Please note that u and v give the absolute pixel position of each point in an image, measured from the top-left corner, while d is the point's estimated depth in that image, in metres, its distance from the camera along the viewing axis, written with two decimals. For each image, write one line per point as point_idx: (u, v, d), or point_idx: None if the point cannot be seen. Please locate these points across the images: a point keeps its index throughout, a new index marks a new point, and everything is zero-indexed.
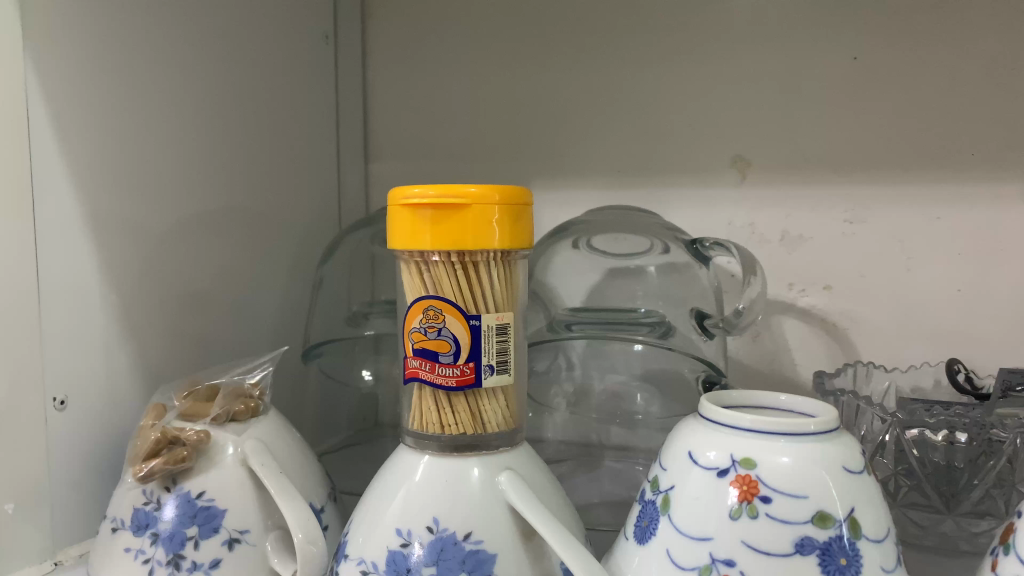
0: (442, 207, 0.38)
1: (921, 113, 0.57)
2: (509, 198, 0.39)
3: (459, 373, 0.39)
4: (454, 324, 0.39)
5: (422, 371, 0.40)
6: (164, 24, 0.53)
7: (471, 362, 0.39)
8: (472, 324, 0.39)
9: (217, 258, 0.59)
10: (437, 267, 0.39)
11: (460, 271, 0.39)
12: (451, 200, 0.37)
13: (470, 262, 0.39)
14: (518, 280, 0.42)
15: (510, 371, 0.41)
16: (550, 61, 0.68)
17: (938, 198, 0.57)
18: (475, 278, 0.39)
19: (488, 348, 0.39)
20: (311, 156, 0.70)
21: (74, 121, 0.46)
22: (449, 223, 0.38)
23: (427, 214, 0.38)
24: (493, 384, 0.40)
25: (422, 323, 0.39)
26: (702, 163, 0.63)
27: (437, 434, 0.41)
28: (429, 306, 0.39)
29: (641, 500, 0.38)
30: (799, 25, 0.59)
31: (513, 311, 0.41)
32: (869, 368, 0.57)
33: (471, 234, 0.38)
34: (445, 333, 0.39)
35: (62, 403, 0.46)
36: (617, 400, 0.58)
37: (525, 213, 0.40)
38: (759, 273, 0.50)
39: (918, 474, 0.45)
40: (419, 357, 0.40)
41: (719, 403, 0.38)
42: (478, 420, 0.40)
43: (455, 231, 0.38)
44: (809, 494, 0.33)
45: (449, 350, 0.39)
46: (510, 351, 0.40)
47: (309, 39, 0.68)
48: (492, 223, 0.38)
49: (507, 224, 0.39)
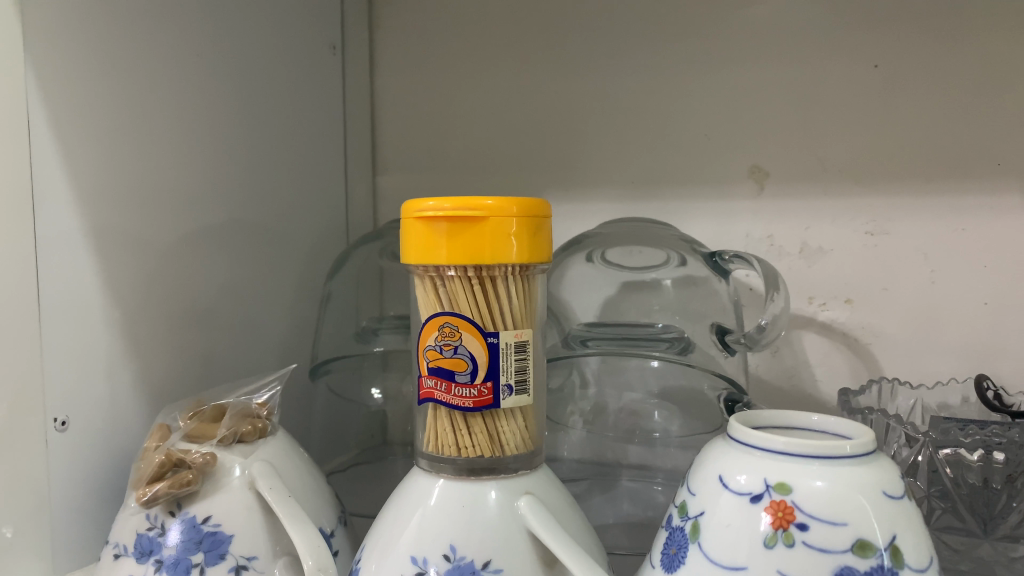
0: (458, 220, 0.36)
1: (945, 123, 0.55)
2: (527, 210, 0.37)
3: (477, 393, 0.37)
4: (471, 341, 0.37)
5: (437, 392, 0.38)
6: (168, 33, 0.51)
7: (489, 382, 0.37)
8: (489, 341, 0.37)
9: (222, 273, 0.57)
10: (452, 282, 0.37)
11: (476, 287, 0.37)
12: (467, 212, 0.36)
13: (487, 277, 0.38)
14: (536, 296, 0.41)
15: (529, 391, 0.39)
16: (561, 70, 0.66)
17: (962, 209, 0.55)
18: (492, 293, 0.38)
19: (507, 366, 0.38)
20: (318, 169, 0.68)
21: (77, 130, 0.45)
22: (466, 236, 0.36)
23: (443, 227, 0.37)
24: (512, 405, 0.38)
25: (437, 340, 0.38)
26: (719, 173, 0.62)
27: (453, 456, 0.39)
28: (445, 323, 0.37)
29: (668, 526, 0.36)
30: (817, 34, 0.58)
31: (532, 328, 0.40)
32: (894, 385, 0.55)
33: (489, 249, 0.36)
34: (462, 351, 0.37)
35: (63, 425, 0.44)
36: (635, 417, 0.56)
37: (544, 226, 0.38)
38: (782, 289, 0.49)
39: (953, 496, 0.44)
40: (434, 376, 0.38)
41: (747, 423, 0.37)
42: (496, 441, 0.39)
43: (473, 244, 0.36)
44: (848, 521, 0.31)
45: (466, 368, 0.37)
46: (529, 370, 0.39)
47: (316, 49, 0.67)
48: (510, 236, 0.37)
49: (526, 237, 0.37)
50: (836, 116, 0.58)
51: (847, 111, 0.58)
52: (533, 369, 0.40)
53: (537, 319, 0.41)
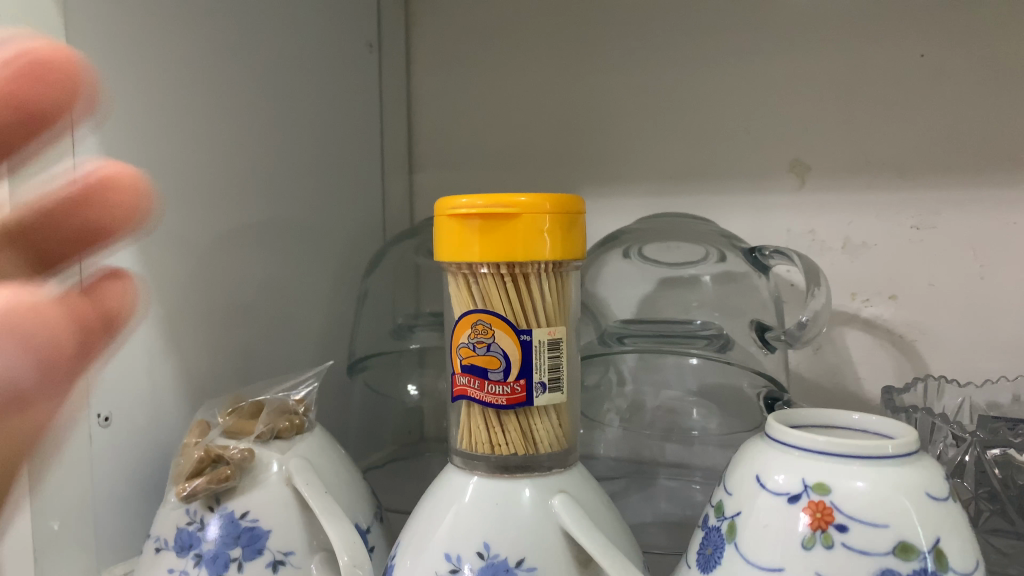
0: (491, 217, 0.36)
1: (996, 112, 0.54)
2: (561, 206, 0.37)
3: (510, 391, 0.37)
4: (504, 339, 0.37)
5: (471, 389, 0.38)
6: (208, 34, 0.52)
7: (522, 380, 0.37)
8: (522, 339, 0.37)
9: (261, 271, 0.58)
10: (486, 279, 0.37)
11: (509, 284, 0.37)
12: (500, 210, 0.36)
13: (520, 274, 0.37)
14: (570, 292, 0.40)
15: (563, 389, 0.39)
16: (597, 64, 0.66)
17: (1014, 201, 0.54)
18: (525, 290, 0.37)
19: (540, 365, 0.38)
20: (355, 166, 0.69)
21: (118, 132, 0.45)
22: (499, 234, 0.36)
23: (475, 225, 0.36)
24: (545, 403, 0.38)
25: (471, 338, 0.38)
26: (758, 167, 0.61)
27: (487, 454, 0.39)
28: (478, 320, 0.37)
29: (704, 526, 0.36)
30: (860, 24, 0.57)
31: (565, 326, 0.40)
32: (941, 383, 0.53)
33: (522, 246, 0.36)
34: (495, 349, 0.37)
35: (106, 420, 0.45)
36: (673, 416, 0.55)
37: (577, 223, 0.38)
38: (824, 284, 0.48)
39: (1001, 498, 0.43)
40: (467, 373, 0.38)
41: (786, 422, 0.36)
42: (529, 439, 0.39)
43: (506, 242, 0.36)
44: (889, 523, 0.30)
45: (499, 366, 0.37)
46: (562, 368, 0.39)
47: (353, 49, 0.67)
48: (543, 233, 0.36)
49: (559, 234, 0.37)
50: (880, 107, 0.57)
51: (892, 102, 0.56)
52: (567, 366, 0.40)
53: (571, 316, 0.41)
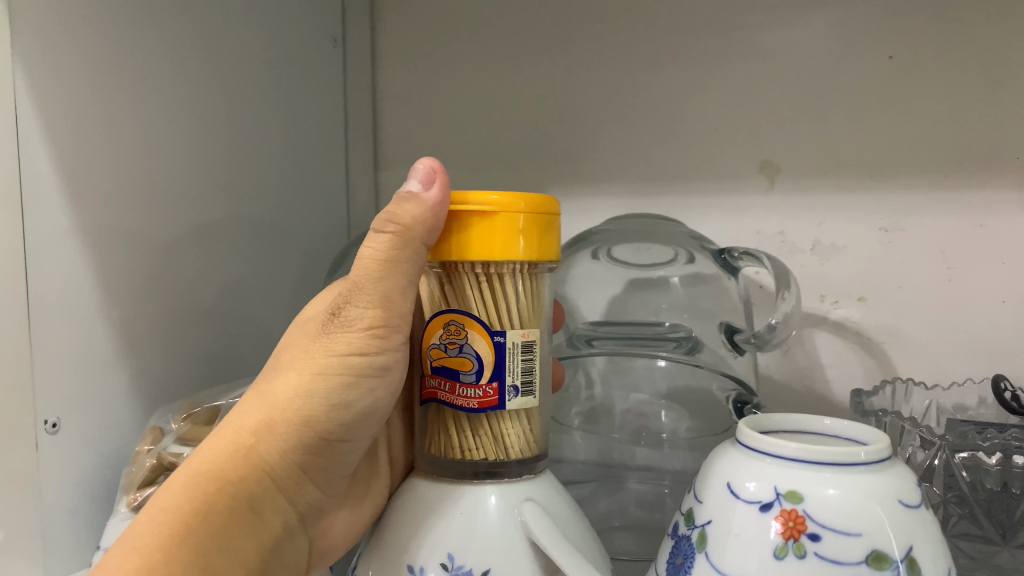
0: (468, 216, 0.36)
1: (962, 114, 0.54)
2: (537, 207, 0.36)
3: (481, 394, 0.36)
4: (478, 340, 0.36)
5: (441, 392, 0.37)
6: (165, 24, 0.50)
7: (494, 383, 0.36)
8: (496, 340, 0.36)
9: (219, 271, 0.57)
10: (460, 278, 0.37)
11: (484, 284, 0.37)
12: (477, 207, 0.35)
13: (495, 274, 0.37)
14: (542, 295, 0.40)
15: (535, 394, 0.38)
16: (567, 61, 0.65)
17: (980, 204, 0.54)
18: (500, 289, 0.37)
19: (513, 367, 0.37)
20: (316, 165, 0.67)
21: (70, 126, 0.44)
22: (477, 232, 0.36)
23: (453, 219, 0.36)
24: (518, 406, 0.38)
25: (443, 338, 0.37)
26: (729, 168, 0.60)
27: (457, 460, 0.38)
28: (451, 321, 0.36)
29: (674, 534, 0.35)
30: (829, 24, 0.57)
31: (537, 329, 0.39)
32: (909, 385, 0.54)
33: (497, 244, 0.36)
34: (468, 350, 0.36)
35: (55, 425, 0.44)
36: (643, 419, 0.54)
37: (552, 224, 0.38)
38: (794, 288, 0.47)
39: (970, 502, 0.42)
40: (438, 376, 0.37)
41: (758, 428, 0.35)
42: (500, 444, 0.38)
43: (481, 239, 0.36)
44: (863, 532, 0.30)
45: (472, 368, 0.36)
46: (535, 371, 0.38)
47: (315, 42, 0.66)
48: (520, 232, 0.36)
49: (536, 234, 0.37)
50: (850, 107, 0.57)
51: (862, 103, 0.56)
52: (539, 367, 0.39)
53: (544, 319, 0.41)
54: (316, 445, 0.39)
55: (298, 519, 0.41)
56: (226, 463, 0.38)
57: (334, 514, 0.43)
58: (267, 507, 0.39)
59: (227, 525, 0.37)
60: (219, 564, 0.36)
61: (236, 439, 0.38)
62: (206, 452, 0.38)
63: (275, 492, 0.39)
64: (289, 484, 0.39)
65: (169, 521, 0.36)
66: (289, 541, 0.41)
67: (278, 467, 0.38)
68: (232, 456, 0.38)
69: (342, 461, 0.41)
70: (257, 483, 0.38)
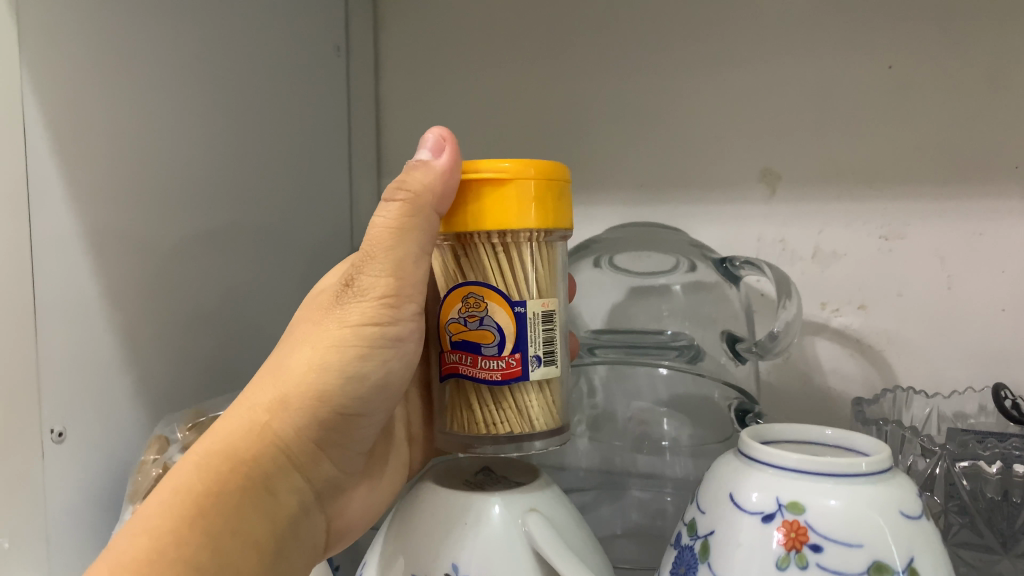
0: (480, 184, 0.36)
1: (962, 124, 0.54)
2: (546, 172, 0.37)
3: (505, 365, 0.36)
4: (498, 311, 0.36)
5: (463, 366, 0.37)
6: (170, 35, 0.51)
7: (517, 354, 0.36)
8: (517, 311, 0.36)
9: (223, 280, 0.57)
10: (477, 250, 0.38)
11: (500, 252, 0.37)
12: (488, 175, 0.36)
13: (510, 243, 0.38)
14: (556, 263, 0.41)
15: (557, 362, 0.38)
16: (570, 70, 0.65)
17: (980, 213, 0.55)
18: (516, 257, 0.38)
19: (535, 337, 0.37)
20: (320, 172, 0.67)
21: (77, 138, 0.44)
22: (489, 201, 0.36)
23: (463, 188, 0.36)
24: (541, 377, 0.38)
25: (462, 312, 0.37)
26: (730, 176, 0.61)
27: (483, 435, 0.39)
28: (469, 294, 0.37)
29: (677, 544, 0.35)
30: (830, 33, 0.57)
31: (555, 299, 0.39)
32: (910, 393, 0.54)
33: (511, 212, 0.36)
34: (488, 323, 0.36)
35: (60, 435, 0.45)
36: (645, 427, 0.54)
37: (562, 190, 0.38)
38: (794, 297, 0.48)
39: (970, 510, 0.43)
40: (459, 350, 0.37)
41: (759, 438, 0.36)
42: (524, 416, 0.38)
43: (494, 208, 0.36)
44: (864, 543, 0.30)
45: (493, 340, 0.36)
46: (555, 341, 0.38)
47: (318, 51, 0.66)
48: (532, 198, 0.36)
49: (547, 200, 0.37)
50: (850, 116, 0.57)
51: (862, 112, 0.57)
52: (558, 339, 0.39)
53: (558, 286, 0.41)
54: (331, 422, 0.39)
55: (314, 498, 0.41)
56: (239, 443, 0.38)
57: (348, 490, 0.44)
58: (282, 487, 0.39)
59: (243, 505, 0.37)
60: (230, 546, 0.37)
61: (251, 417, 0.38)
62: (220, 433, 0.38)
63: (291, 470, 0.39)
64: (305, 461, 0.40)
65: (182, 502, 0.36)
66: (306, 520, 0.41)
67: (294, 444, 0.39)
68: (246, 434, 0.38)
69: (357, 436, 0.41)
70: (273, 462, 0.38)
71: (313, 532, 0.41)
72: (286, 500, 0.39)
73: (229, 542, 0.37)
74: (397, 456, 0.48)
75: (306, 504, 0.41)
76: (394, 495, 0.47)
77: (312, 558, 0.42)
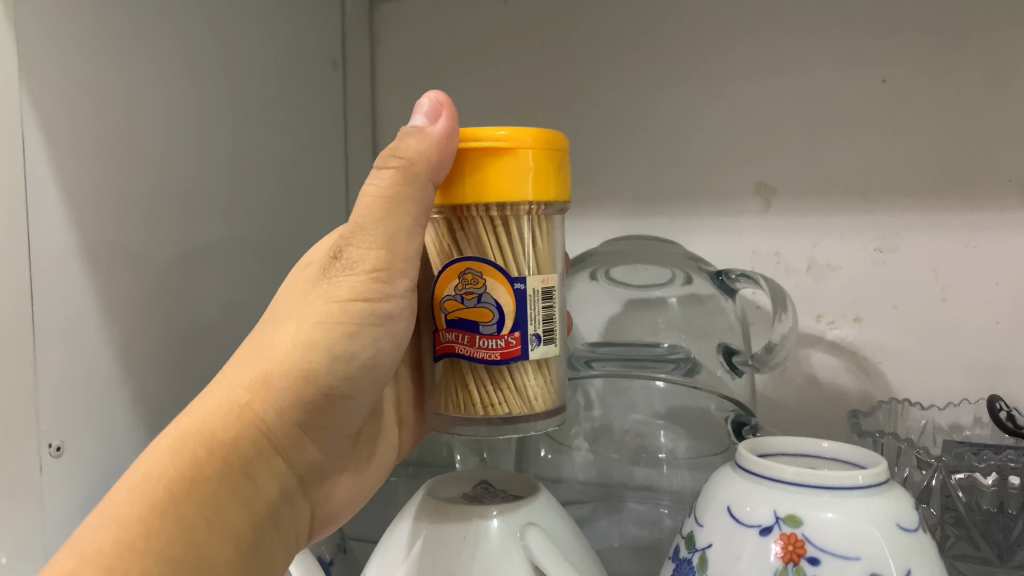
0: (478, 152, 0.36)
1: (955, 138, 0.55)
2: (545, 142, 0.36)
3: (504, 344, 0.37)
4: (497, 288, 0.36)
5: (459, 346, 0.37)
6: (168, 51, 0.51)
7: (516, 332, 0.37)
8: (517, 287, 0.37)
9: (221, 295, 0.57)
10: (475, 224, 0.38)
11: (498, 225, 0.38)
12: (487, 143, 0.35)
13: (509, 216, 0.38)
14: (554, 236, 0.41)
15: (557, 342, 0.39)
16: (566, 85, 0.65)
17: (973, 225, 0.55)
18: (514, 232, 0.38)
19: (534, 314, 0.37)
20: (317, 187, 0.68)
21: (75, 154, 0.44)
22: (488, 170, 0.36)
23: (459, 157, 0.36)
24: (541, 356, 0.38)
25: (459, 289, 0.37)
26: (725, 190, 0.61)
27: (481, 416, 0.39)
28: (467, 270, 0.37)
29: (675, 557, 0.35)
30: (824, 48, 0.57)
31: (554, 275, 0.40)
32: (904, 405, 0.54)
33: (509, 181, 0.36)
34: (486, 300, 0.36)
35: (59, 450, 0.45)
36: (643, 439, 0.54)
37: (561, 159, 0.38)
38: (790, 308, 0.48)
39: (966, 522, 0.43)
40: (455, 329, 0.37)
41: (756, 450, 0.36)
42: (522, 396, 0.39)
43: (493, 178, 0.36)
44: (861, 556, 0.30)
45: (492, 318, 0.36)
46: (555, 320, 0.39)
47: (315, 66, 0.66)
48: (530, 167, 0.36)
49: (546, 170, 0.37)
50: (844, 131, 0.57)
51: (855, 127, 0.57)
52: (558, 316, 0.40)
53: (557, 261, 0.41)
54: (316, 403, 0.39)
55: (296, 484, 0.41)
56: (220, 424, 0.38)
57: (331, 477, 0.44)
58: (263, 472, 0.39)
59: (222, 489, 0.37)
60: (209, 537, 0.36)
61: (231, 398, 0.39)
62: (200, 414, 0.39)
63: (273, 453, 0.39)
64: (287, 444, 0.40)
65: (158, 487, 0.36)
66: (288, 507, 0.41)
67: (276, 426, 0.39)
68: (227, 416, 0.38)
69: (342, 418, 0.41)
70: (253, 445, 0.38)
71: (294, 519, 0.42)
72: (266, 485, 0.39)
73: (208, 533, 0.36)
74: (384, 442, 0.48)
75: (288, 489, 0.41)
76: (377, 484, 0.47)
77: (294, 546, 0.42)
